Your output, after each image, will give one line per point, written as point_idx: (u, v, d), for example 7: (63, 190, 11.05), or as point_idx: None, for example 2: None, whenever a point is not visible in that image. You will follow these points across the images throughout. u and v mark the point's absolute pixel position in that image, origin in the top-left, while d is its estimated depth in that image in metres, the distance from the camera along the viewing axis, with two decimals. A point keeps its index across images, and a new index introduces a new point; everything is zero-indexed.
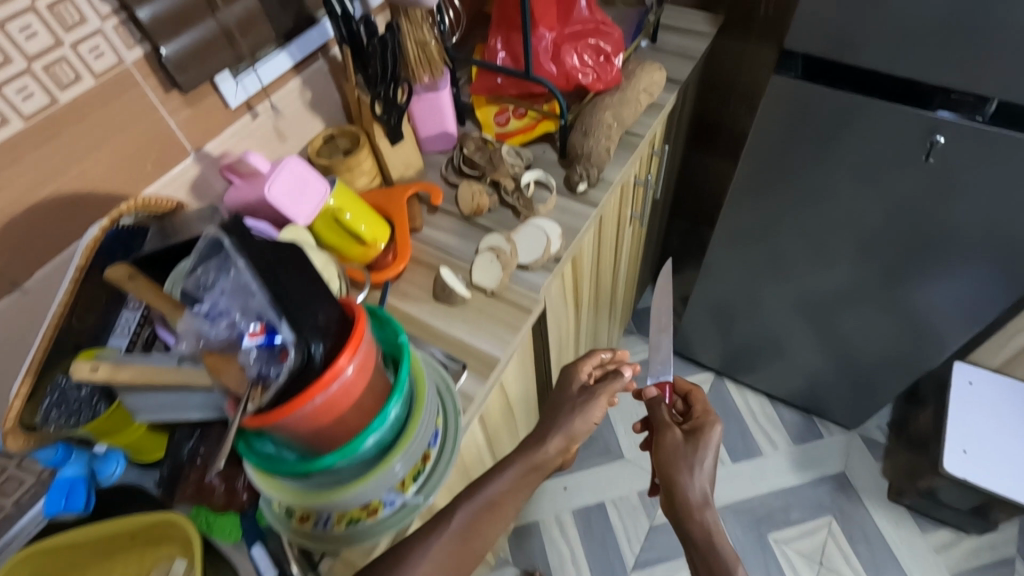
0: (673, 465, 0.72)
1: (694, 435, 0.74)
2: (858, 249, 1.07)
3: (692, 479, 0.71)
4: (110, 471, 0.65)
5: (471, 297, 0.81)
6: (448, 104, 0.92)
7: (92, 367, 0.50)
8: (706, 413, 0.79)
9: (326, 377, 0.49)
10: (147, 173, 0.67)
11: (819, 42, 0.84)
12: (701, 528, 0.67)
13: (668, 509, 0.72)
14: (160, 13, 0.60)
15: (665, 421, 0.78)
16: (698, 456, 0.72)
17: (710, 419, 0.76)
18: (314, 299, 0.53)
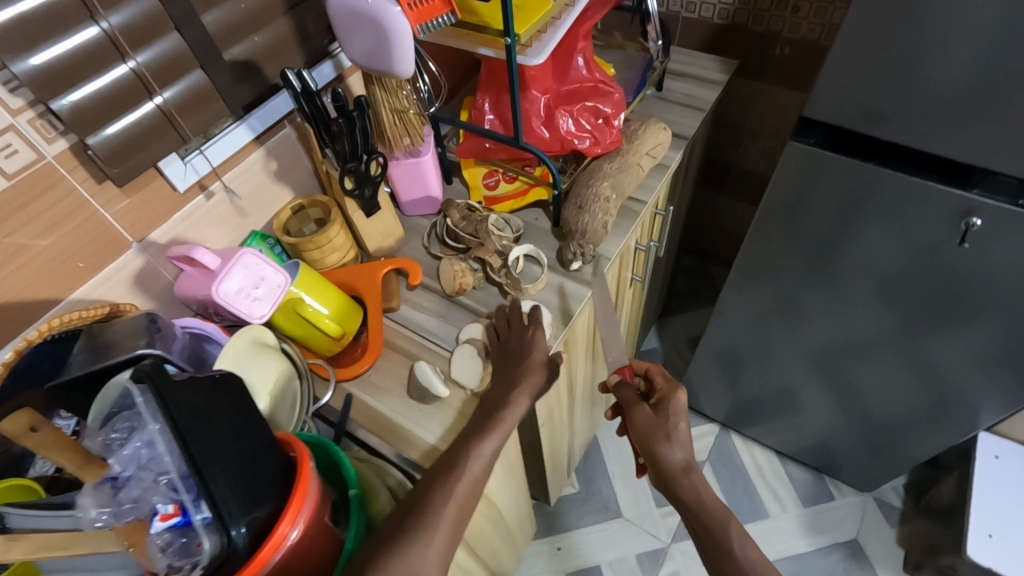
0: (649, 437, 0.73)
1: (661, 405, 0.76)
2: (880, 323, 0.97)
3: (670, 447, 0.72)
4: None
5: (450, 396, 0.72)
6: (432, 168, 0.84)
7: None
8: (666, 383, 0.78)
9: (264, 554, 0.42)
10: (80, 272, 0.59)
11: (843, 114, 0.75)
12: (691, 491, 0.69)
13: (656, 480, 0.74)
14: (83, 107, 0.52)
15: (630, 400, 0.77)
16: (671, 422, 0.74)
17: (671, 386, 0.78)
18: (246, 458, 0.45)
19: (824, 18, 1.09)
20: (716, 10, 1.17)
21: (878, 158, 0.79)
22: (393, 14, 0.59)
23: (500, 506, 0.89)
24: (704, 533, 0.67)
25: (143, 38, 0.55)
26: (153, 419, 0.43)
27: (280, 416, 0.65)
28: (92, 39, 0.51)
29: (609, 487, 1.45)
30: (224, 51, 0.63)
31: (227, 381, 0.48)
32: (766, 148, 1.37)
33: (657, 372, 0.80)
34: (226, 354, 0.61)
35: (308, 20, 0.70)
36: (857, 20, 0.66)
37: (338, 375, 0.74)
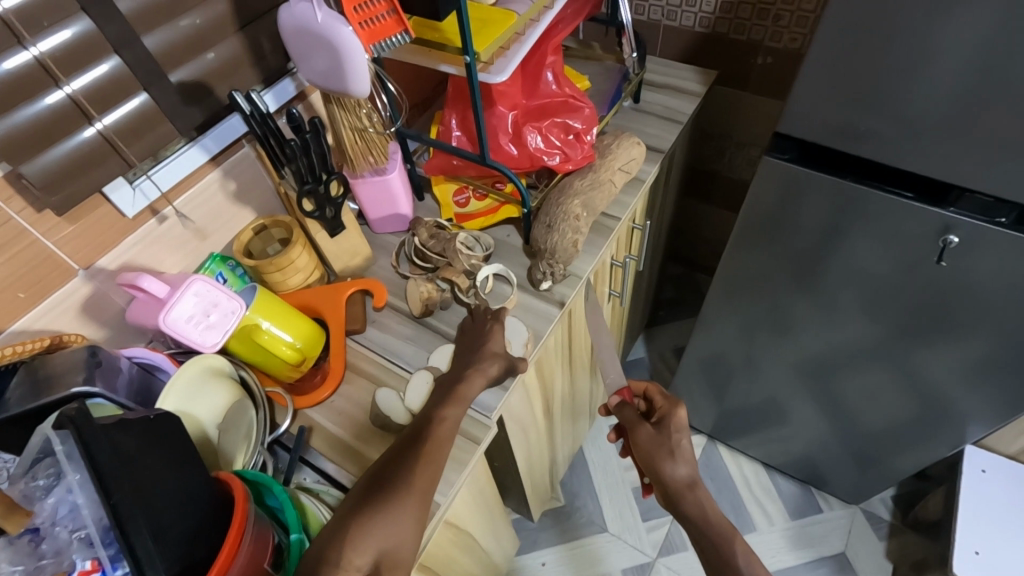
0: (654, 454, 0.71)
1: (663, 423, 0.74)
2: (860, 338, 0.96)
3: (674, 464, 0.70)
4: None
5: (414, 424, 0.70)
6: (399, 185, 0.81)
7: None
8: (665, 400, 0.77)
9: None
10: (20, 302, 0.57)
11: (817, 131, 0.74)
12: (696, 508, 0.67)
13: (662, 498, 0.72)
14: (12, 133, 0.52)
15: (632, 420, 0.75)
16: (674, 438, 0.72)
17: (671, 403, 0.76)
18: (178, 506, 0.44)
19: (805, 27, 1.07)
20: (696, 19, 1.15)
21: (854, 175, 0.77)
22: (345, 33, 0.58)
23: (471, 529, 0.86)
24: (711, 548, 0.65)
25: (78, 62, 0.55)
26: (73, 469, 0.40)
27: (230, 450, 0.63)
28: (23, 64, 0.51)
29: (594, 501, 1.42)
30: (169, 73, 0.62)
31: (160, 420, 0.47)
32: (750, 157, 1.35)
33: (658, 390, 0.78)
34: (169, 393, 0.58)
35: (261, 39, 0.70)
36: (827, 37, 0.64)
37: (298, 403, 0.71)
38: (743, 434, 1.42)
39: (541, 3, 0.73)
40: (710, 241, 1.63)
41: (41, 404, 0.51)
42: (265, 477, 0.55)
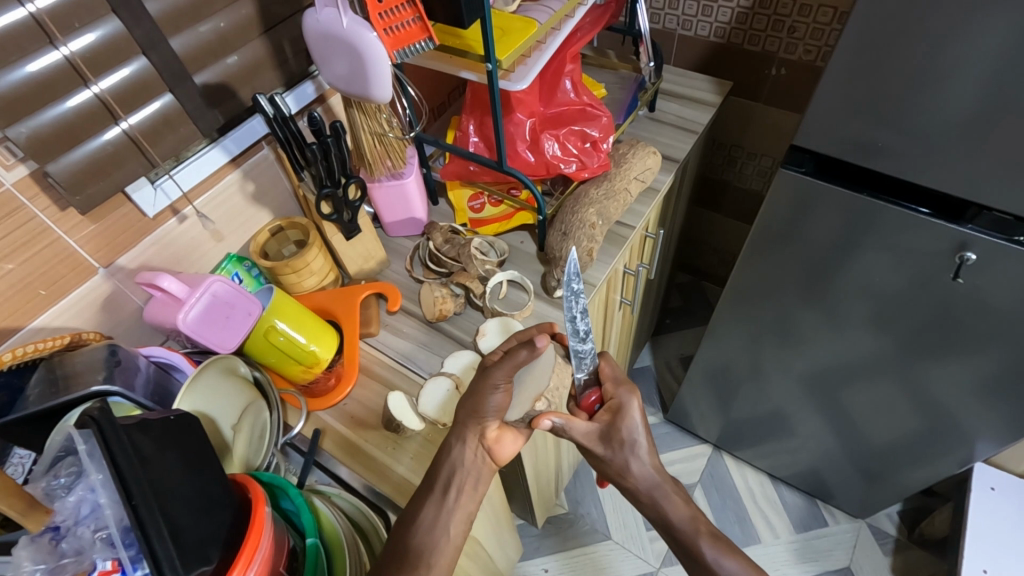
0: (608, 466, 0.67)
1: (613, 428, 0.66)
2: (872, 353, 0.95)
3: (630, 467, 0.66)
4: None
5: (424, 429, 0.69)
6: (415, 190, 0.82)
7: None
8: (616, 384, 0.67)
9: None
10: (42, 299, 0.58)
11: (835, 145, 0.74)
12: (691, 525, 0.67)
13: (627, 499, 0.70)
14: (40, 131, 0.52)
15: (587, 440, 0.66)
16: (629, 437, 0.65)
17: (624, 390, 0.67)
18: (199, 509, 0.44)
19: (821, 40, 1.07)
20: (712, 29, 1.15)
21: (871, 190, 0.77)
22: (369, 40, 0.58)
23: (477, 534, 0.86)
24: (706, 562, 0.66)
25: (106, 63, 0.55)
26: (96, 469, 0.41)
27: (245, 448, 0.63)
28: (53, 64, 0.51)
29: (598, 509, 1.42)
30: (194, 75, 0.63)
31: (180, 422, 0.48)
32: (761, 168, 1.35)
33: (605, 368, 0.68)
34: (188, 392, 0.58)
35: (284, 43, 0.70)
36: (848, 53, 0.64)
37: (311, 405, 0.72)
38: (750, 445, 1.41)
39: (562, 13, 0.73)
40: (719, 250, 1.62)
41: (62, 402, 0.51)
42: (280, 478, 0.56)
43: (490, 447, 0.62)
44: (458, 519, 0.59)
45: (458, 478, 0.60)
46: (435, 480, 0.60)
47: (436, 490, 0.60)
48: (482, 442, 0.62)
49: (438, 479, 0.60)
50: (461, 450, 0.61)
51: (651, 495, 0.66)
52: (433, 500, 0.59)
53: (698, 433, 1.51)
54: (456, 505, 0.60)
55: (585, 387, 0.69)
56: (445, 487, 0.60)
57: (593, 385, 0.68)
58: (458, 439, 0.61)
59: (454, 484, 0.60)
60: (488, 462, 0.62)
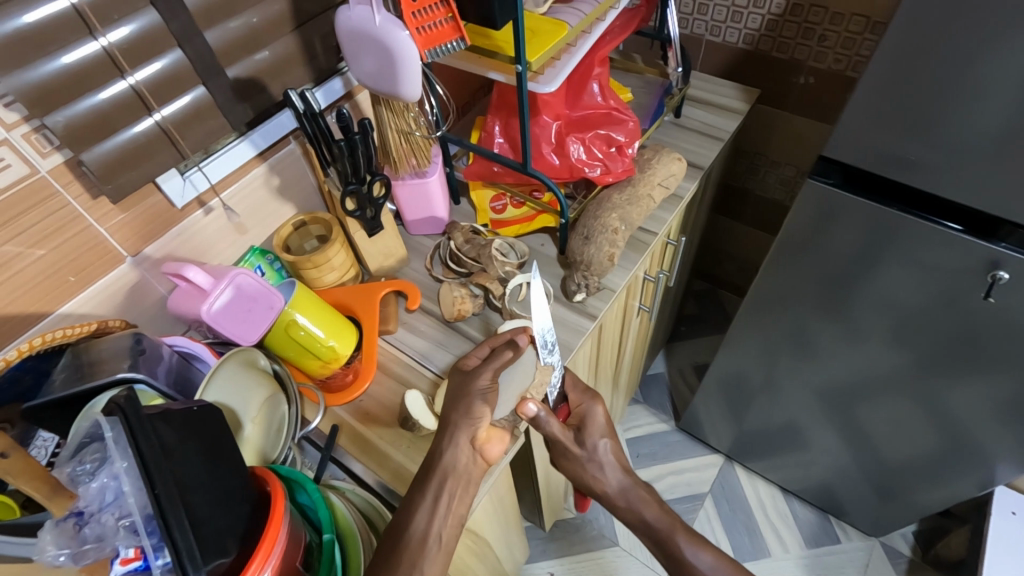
0: (584, 473, 0.74)
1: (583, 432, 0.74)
2: (894, 370, 0.93)
3: (606, 474, 0.74)
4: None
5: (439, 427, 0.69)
6: (438, 189, 0.82)
7: None
8: (580, 394, 0.76)
9: None
10: (70, 285, 0.59)
11: (866, 157, 0.72)
12: None
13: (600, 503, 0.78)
14: (76, 121, 0.52)
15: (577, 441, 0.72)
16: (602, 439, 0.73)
17: (588, 397, 0.76)
18: (218, 501, 0.44)
19: (852, 49, 1.05)
20: (740, 35, 1.14)
21: (900, 205, 0.75)
22: (400, 38, 0.58)
23: (487, 535, 0.86)
24: None
25: (142, 55, 0.56)
26: (121, 457, 0.41)
27: (265, 443, 0.63)
28: (90, 54, 0.52)
29: (606, 515, 1.41)
30: (226, 69, 0.63)
31: (202, 412, 0.48)
32: (784, 177, 1.33)
33: (568, 384, 0.76)
34: (210, 383, 0.58)
35: (314, 39, 0.71)
36: (883, 63, 0.63)
37: (328, 400, 0.72)
38: (762, 457, 1.40)
39: (592, 16, 0.73)
40: (738, 259, 1.61)
41: (88, 388, 0.52)
42: (298, 473, 0.56)
43: (478, 450, 0.61)
44: (452, 525, 0.58)
45: (451, 483, 0.59)
46: (430, 477, 0.59)
47: (429, 490, 0.58)
48: (471, 445, 0.61)
49: (434, 476, 0.59)
50: (451, 454, 0.59)
51: (627, 499, 0.75)
52: (437, 502, 0.58)
53: (709, 442, 1.50)
54: (448, 511, 0.58)
55: (556, 403, 0.76)
56: (439, 489, 0.58)
57: (562, 400, 0.76)
58: (449, 443, 0.60)
59: (447, 489, 0.59)
60: (479, 462, 0.61)
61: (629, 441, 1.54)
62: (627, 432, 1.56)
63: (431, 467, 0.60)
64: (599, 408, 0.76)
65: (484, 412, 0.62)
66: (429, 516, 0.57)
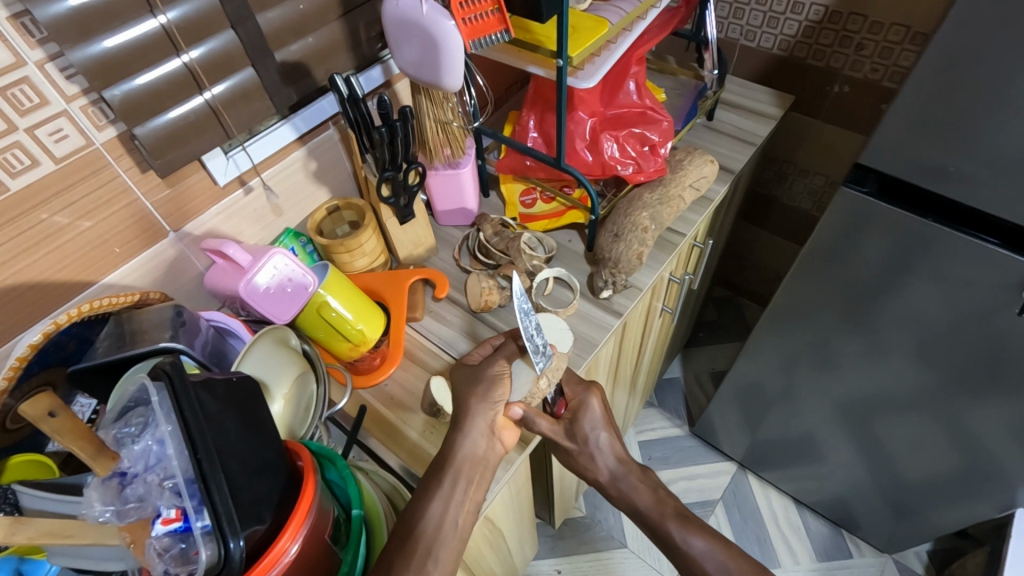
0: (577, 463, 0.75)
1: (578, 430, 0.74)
2: (918, 385, 0.92)
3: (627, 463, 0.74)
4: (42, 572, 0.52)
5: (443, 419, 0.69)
6: (470, 181, 0.83)
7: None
8: (575, 387, 0.73)
9: (269, 560, 0.43)
10: (115, 256, 0.61)
11: (904, 168, 0.72)
12: None
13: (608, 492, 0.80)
14: (132, 97, 0.54)
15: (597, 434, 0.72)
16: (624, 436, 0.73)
17: (582, 388, 0.73)
18: (253, 468, 0.45)
19: (889, 59, 1.04)
20: (776, 41, 1.13)
21: (935, 216, 0.74)
22: (446, 27, 0.59)
23: (503, 526, 0.87)
24: None
25: (198, 34, 0.57)
26: (166, 421, 0.43)
27: (294, 421, 0.64)
28: (148, 31, 0.53)
29: (615, 516, 1.40)
30: (274, 52, 0.65)
31: (241, 384, 0.49)
32: (812, 186, 1.32)
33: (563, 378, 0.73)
34: (246, 356, 0.60)
35: (359, 27, 0.72)
36: (927, 72, 0.63)
37: (355, 382, 0.73)
38: (776, 467, 1.39)
39: (633, 15, 0.73)
40: (761, 267, 1.60)
41: (129, 355, 0.53)
42: (330, 449, 0.58)
43: (496, 432, 0.63)
44: (467, 510, 0.59)
45: (461, 468, 0.60)
46: (446, 469, 0.59)
47: (429, 477, 0.59)
48: (487, 434, 0.62)
49: (451, 469, 0.59)
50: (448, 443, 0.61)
51: (623, 486, 0.77)
52: (455, 487, 0.59)
53: (722, 449, 1.49)
54: (464, 497, 0.59)
55: (554, 395, 0.74)
56: (456, 478, 0.59)
57: (557, 395, 0.74)
58: (467, 432, 0.61)
59: (462, 474, 0.60)
60: (497, 448, 0.63)
61: (642, 443, 1.54)
62: (640, 434, 1.56)
63: (452, 452, 0.60)
64: (595, 398, 0.73)
65: (502, 397, 0.64)
66: (443, 503, 0.58)
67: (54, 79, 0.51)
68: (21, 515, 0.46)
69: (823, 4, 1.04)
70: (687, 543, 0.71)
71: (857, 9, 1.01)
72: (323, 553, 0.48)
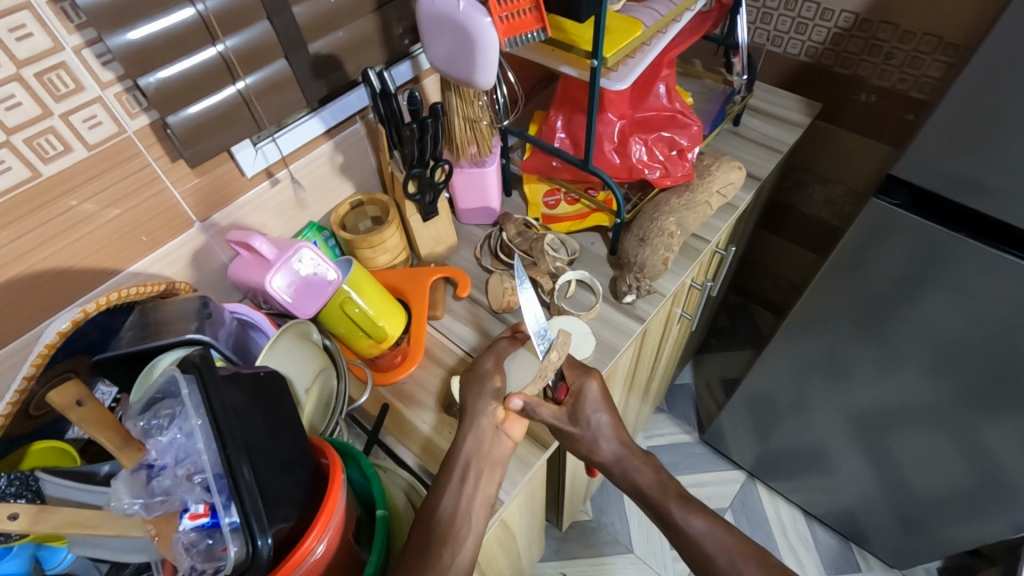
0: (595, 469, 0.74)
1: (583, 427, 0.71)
2: (939, 402, 0.90)
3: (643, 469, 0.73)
4: (58, 560, 0.51)
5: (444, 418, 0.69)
6: (494, 180, 0.82)
7: (7, 515, 0.36)
8: (574, 371, 0.70)
9: (295, 558, 0.42)
10: (142, 245, 0.61)
11: (937, 181, 0.70)
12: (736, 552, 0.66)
13: None
14: (168, 85, 0.54)
15: (615, 441, 0.71)
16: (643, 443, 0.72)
17: (582, 372, 0.70)
18: (278, 465, 0.45)
19: (919, 69, 1.02)
20: (804, 48, 1.12)
21: (968, 231, 0.72)
22: (482, 25, 0.58)
23: (515, 528, 0.86)
24: None
25: (233, 24, 0.57)
26: (195, 415, 0.42)
27: (314, 416, 0.64)
28: (184, 19, 0.53)
29: (622, 520, 1.40)
30: (307, 44, 0.64)
31: (268, 378, 0.49)
32: (832, 196, 1.31)
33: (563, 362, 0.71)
34: (271, 350, 0.59)
35: (392, 21, 0.71)
36: (969, 84, 0.61)
37: (374, 378, 0.73)
38: (786, 478, 1.37)
39: (668, 17, 0.72)
40: (776, 275, 1.58)
41: (154, 345, 0.53)
42: (352, 447, 0.57)
43: (500, 429, 0.62)
44: (480, 504, 0.58)
45: (477, 468, 0.59)
46: (454, 463, 0.59)
47: (442, 476, 0.59)
48: (487, 428, 0.62)
49: (459, 459, 0.59)
50: (461, 438, 0.61)
51: (622, 467, 0.71)
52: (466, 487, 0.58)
53: (732, 458, 1.48)
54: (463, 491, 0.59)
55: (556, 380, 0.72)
56: (464, 471, 0.59)
57: (559, 380, 0.71)
58: (471, 429, 0.61)
59: (474, 471, 0.59)
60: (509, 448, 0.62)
61: (651, 448, 1.53)
62: (649, 439, 1.54)
63: (468, 456, 0.60)
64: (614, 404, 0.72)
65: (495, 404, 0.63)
66: (457, 505, 0.57)
67: (90, 65, 0.51)
68: (43, 502, 0.46)
69: (853, 11, 1.02)
70: (686, 522, 0.67)
71: (888, 18, 1.00)
72: (345, 553, 0.48)
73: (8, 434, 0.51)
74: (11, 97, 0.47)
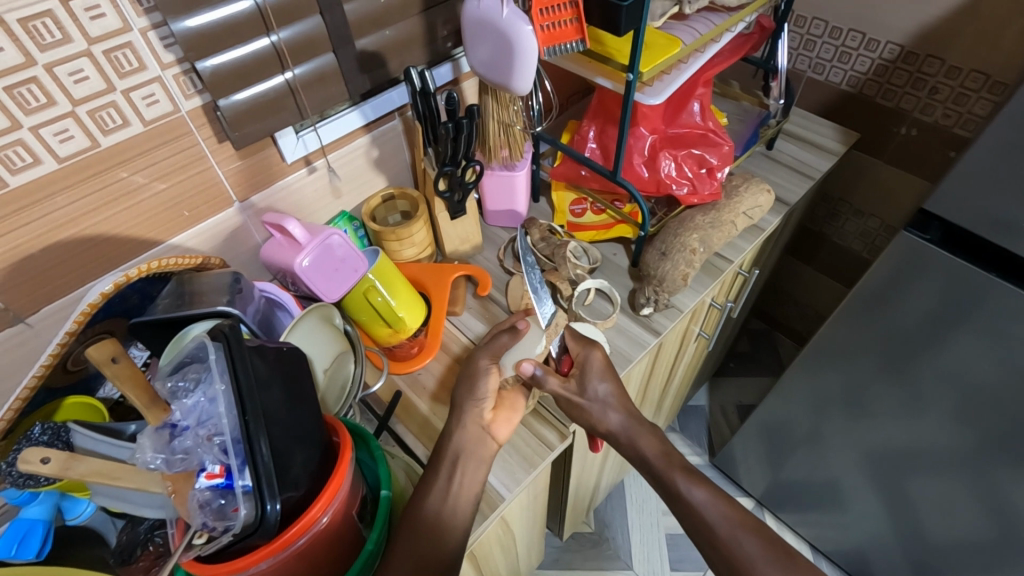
0: None
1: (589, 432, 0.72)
2: (958, 444, 0.88)
3: None
4: (78, 511, 0.53)
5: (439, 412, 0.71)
6: (523, 184, 0.84)
7: (42, 459, 0.38)
8: (579, 342, 0.71)
9: (300, 526, 0.45)
10: (183, 220, 0.64)
11: (970, 218, 0.69)
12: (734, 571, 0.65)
13: None
14: (222, 70, 0.57)
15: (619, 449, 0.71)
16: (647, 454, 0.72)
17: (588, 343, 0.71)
18: (293, 437, 0.47)
19: (963, 106, 1.00)
20: (845, 77, 1.11)
21: (999, 271, 0.71)
22: (523, 32, 0.60)
23: (515, 530, 0.86)
24: None
25: (288, 16, 0.60)
26: (221, 379, 0.45)
27: (329, 397, 0.66)
28: (242, 10, 0.56)
29: (624, 537, 1.38)
30: (356, 39, 0.67)
31: (291, 355, 0.51)
32: (865, 228, 1.29)
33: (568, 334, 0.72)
34: (295, 328, 0.62)
35: (437, 23, 0.73)
36: (1009, 124, 0.61)
37: (390, 367, 0.74)
38: (796, 510, 1.34)
39: (707, 36, 0.73)
40: (802, 304, 1.56)
41: (188, 314, 0.55)
42: (364, 430, 0.59)
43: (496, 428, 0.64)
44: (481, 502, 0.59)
45: (475, 462, 0.61)
46: (458, 457, 0.60)
47: (442, 471, 0.59)
48: (467, 430, 0.62)
49: (462, 456, 0.60)
50: (462, 434, 0.62)
51: (628, 437, 0.69)
52: (465, 479, 0.59)
53: (742, 484, 1.46)
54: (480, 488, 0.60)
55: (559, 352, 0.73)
56: (465, 468, 0.60)
57: (563, 352, 0.73)
58: (475, 426, 0.62)
59: (473, 466, 0.60)
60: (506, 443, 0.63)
61: None
62: None
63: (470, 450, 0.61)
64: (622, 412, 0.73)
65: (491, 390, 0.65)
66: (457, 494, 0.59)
67: (153, 46, 0.54)
68: (72, 452, 0.49)
69: (899, 43, 1.01)
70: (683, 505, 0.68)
71: (935, 52, 0.98)
72: (347, 528, 0.50)
73: (47, 385, 0.55)
74: (80, 71, 0.51)
